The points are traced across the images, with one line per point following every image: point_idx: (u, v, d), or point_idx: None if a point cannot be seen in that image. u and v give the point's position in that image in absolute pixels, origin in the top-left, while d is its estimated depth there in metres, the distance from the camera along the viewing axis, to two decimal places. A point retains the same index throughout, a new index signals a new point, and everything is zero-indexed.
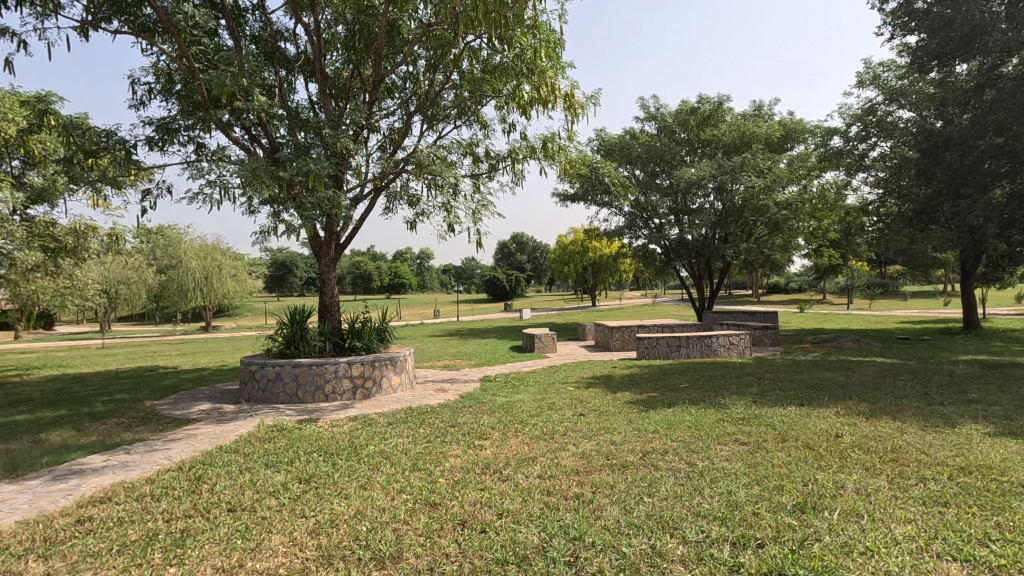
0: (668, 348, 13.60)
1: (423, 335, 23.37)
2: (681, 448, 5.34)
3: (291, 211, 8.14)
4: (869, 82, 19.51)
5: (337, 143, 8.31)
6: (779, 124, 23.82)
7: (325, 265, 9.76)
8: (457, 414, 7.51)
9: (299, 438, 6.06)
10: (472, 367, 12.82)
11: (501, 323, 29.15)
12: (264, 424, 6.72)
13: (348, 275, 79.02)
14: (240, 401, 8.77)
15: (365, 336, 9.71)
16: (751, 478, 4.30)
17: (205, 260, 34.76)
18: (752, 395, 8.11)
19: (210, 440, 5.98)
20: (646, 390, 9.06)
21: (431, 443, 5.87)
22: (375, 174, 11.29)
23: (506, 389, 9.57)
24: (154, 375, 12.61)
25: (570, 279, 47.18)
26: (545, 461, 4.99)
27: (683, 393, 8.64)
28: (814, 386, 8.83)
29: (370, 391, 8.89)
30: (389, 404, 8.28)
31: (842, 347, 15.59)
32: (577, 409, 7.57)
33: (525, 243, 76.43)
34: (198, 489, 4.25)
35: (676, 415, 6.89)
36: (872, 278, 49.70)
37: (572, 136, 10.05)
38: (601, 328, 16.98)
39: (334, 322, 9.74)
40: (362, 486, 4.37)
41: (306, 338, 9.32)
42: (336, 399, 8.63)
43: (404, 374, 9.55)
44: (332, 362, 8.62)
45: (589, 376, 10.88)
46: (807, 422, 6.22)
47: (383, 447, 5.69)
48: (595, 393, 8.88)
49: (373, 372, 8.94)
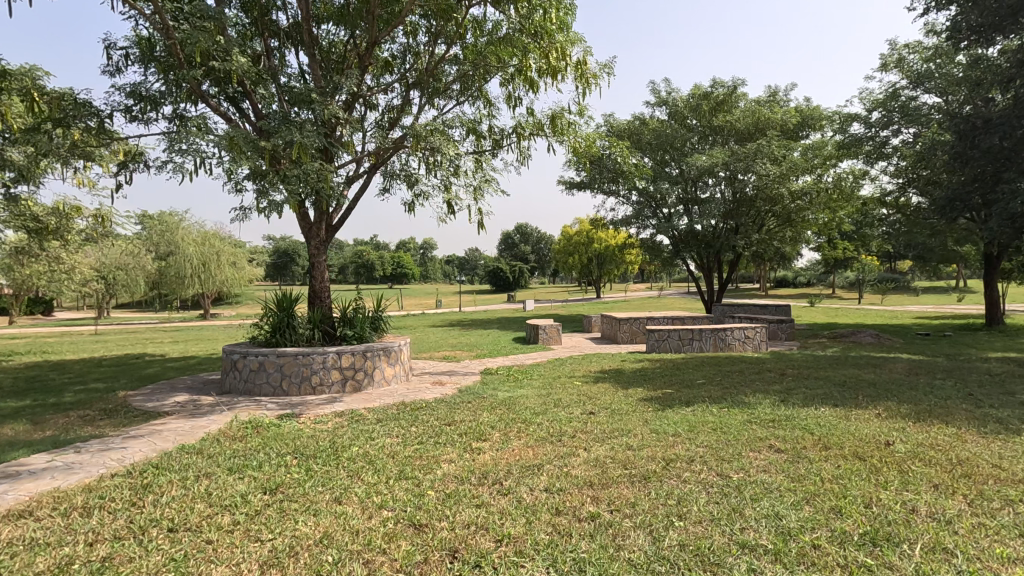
0: (679, 341, 12.90)
1: (423, 325, 22.70)
2: (709, 455, 4.64)
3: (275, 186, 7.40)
4: (892, 65, 18.63)
5: (326, 110, 7.55)
6: (795, 110, 22.92)
7: (315, 247, 9.08)
8: (453, 411, 6.83)
9: (274, 437, 5.38)
10: (472, 359, 12.14)
11: (504, 314, 28.44)
12: (239, 419, 6.05)
13: (351, 264, 78.37)
14: (221, 392, 8.10)
15: (356, 325, 9.01)
16: (799, 497, 3.61)
17: (203, 247, 34.06)
18: (778, 394, 7.39)
19: (174, 438, 5.31)
20: (659, 386, 8.37)
21: (423, 445, 5.19)
22: (371, 151, 10.59)
23: (509, 383, 8.89)
24: (139, 363, 11.98)
25: (575, 270, 46.46)
26: (552, 469, 4.30)
27: (701, 390, 7.94)
28: (844, 385, 8.11)
29: (361, 384, 8.21)
30: (381, 398, 7.61)
31: (862, 343, 14.86)
32: (586, 407, 6.90)
33: (529, 234, 75.53)
34: (140, 501, 3.58)
35: (697, 416, 6.20)
36: (883, 273, 48.67)
37: (583, 110, 9.30)
38: (608, 320, 16.29)
39: (324, 309, 9.05)
40: (335, 499, 3.69)
41: (294, 327, 8.64)
42: (323, 391, 7.96)
43: (399, 366, 8.88)
44: (320, 352, 7.93)
45: (597, 370, 10.18)
46: (848, 426, 5.50)
47: (368, 449, 5.02)
48: (605, 388, 8.20)
49: (365, 363, 8.26)
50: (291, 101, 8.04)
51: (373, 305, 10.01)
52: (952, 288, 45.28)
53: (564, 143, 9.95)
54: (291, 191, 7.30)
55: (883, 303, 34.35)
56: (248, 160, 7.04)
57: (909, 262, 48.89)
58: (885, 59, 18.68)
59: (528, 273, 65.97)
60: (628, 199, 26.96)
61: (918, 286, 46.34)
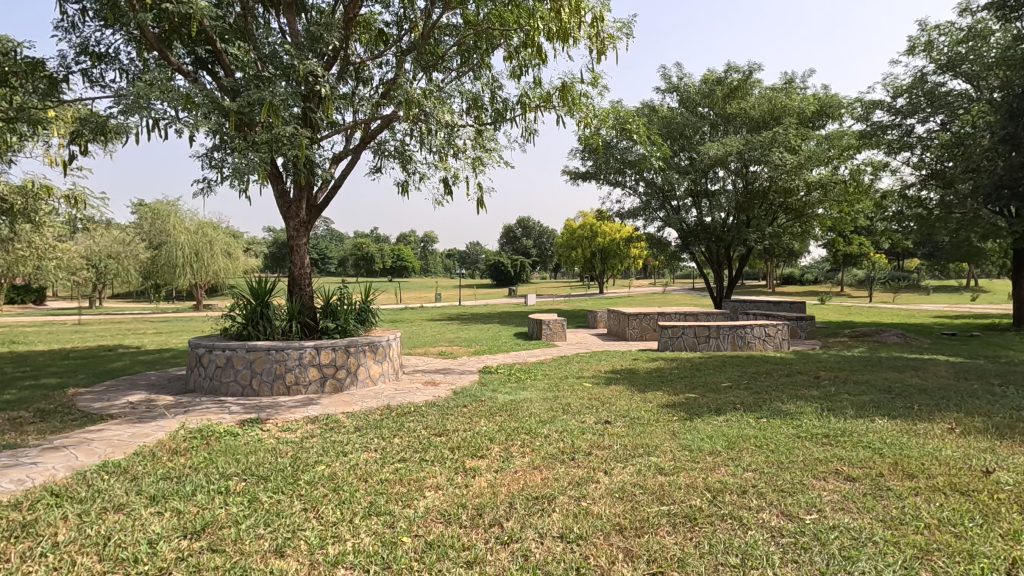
0: (694, 339, 11.94)
1: (420, 319, 21.72)
2: (763, 485, 3.69)
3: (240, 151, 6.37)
4: (920, 49, 17.57)
5: (300, 65, 6.51)
6: (813, 97, 21.82)
7: (294, 230, 8.10)
8: (446, 417, 5.87)
9: (227, 450, 4.43)
10: (471, 355, 11.17)
11: (504, 308, 27.44)
12: (190, 425, 5.10)
13: (349, 256, 76.99)
14: (184, 390, 7.15)
15: (340, 315, 8.08)
16: (908, 558, 2.65)
17: (195, 235, 32.93)
18: (820, 402, 6.42)
19: (103, 450, 4.35)
20: (680, 389, 7.39)
21: (405, 464, 4.23)
22: (360, 126, 9.64)
23: (510, 384, 7.93)
24: (107, 356, 10.99)
25: (578, 265, 45.45)
26: (567, 504, 3.35)
27: (728, 395, 6.97)
28: (890, 391, 7.15)
29: (343, 383, 7.25)
30: (364, 400, 6.65)
31: (888, 343, 13.89)
32: (601, 414, 5.94)
33: (530, 227, 74.23)
34: (12, 554, 2.65)
35: (733, 429, 5.22)
36: (893, 271, 47.52)
37: (597, 78, 8.30)
38: (616, 316, 15.34)
39: (303, 298, 8.08)
40: (279, 550, 2.75)
41: (270, 317, 7.69)
42: (300, 391, 6.99)
43: (387, 364, 7.92)
44: (296, 346, 6.97)
45: (607, 369, 9.22)
46: (925, 445, 4.53)
47: (336, 468, 4.06)
48: (619, 391, 7.24)
49: (347, 360, 7.30)
50: (263, 59, 7.02)
51: (361, 296, 9.06)
52: (964, 287, 44.13)
53: (574, 117, 8.96)
54: (258, 160, 6.28)
55: (896, 301, 33.35)
56: (207, 121, 6.03)
57: (919, 260, 47.78)
58: (913, 42, 17.60)
59: (529, 267, 64.74)
60: (635, 190, 25.92)
61: (929, 285, 45.23)
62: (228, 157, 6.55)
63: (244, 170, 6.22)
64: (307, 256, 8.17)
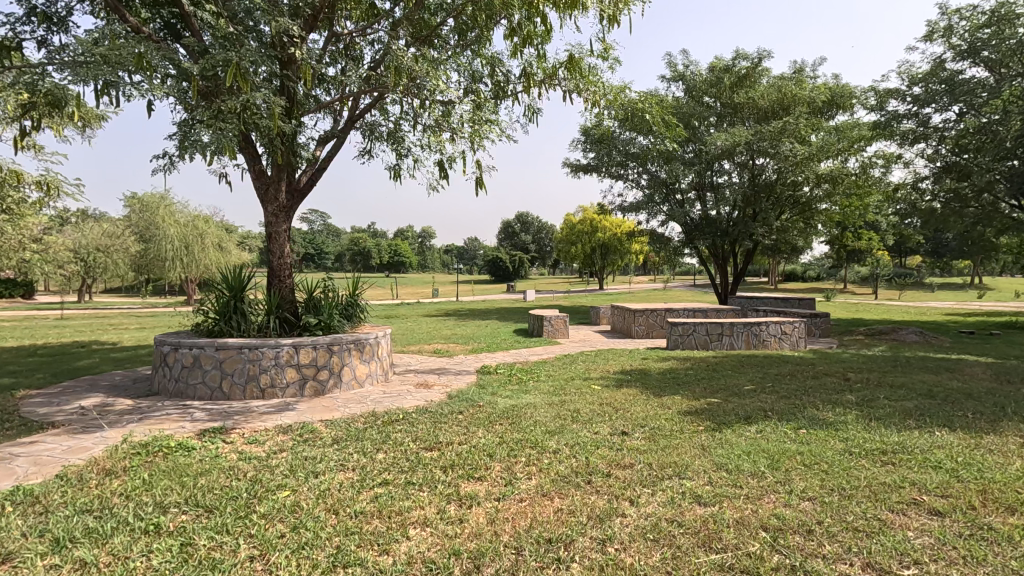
0: (707, 336, 11.21)
1: (416, 314, 20.94)
2: (830, 521, 2.99)
3: (202, 120, 5.55)
4: (938, 35, 16.86)
5: (273, 21, 5.69)
6: (824, 87, 21.05)
7: (273, 215, 7.33)
8: (440, 425, 5.15)
9: (174, 470, 3.69)
10: (468, 354, 10.43)
11: (503, 304, 26.66)
12: (138, 437, 4.36)
13: (345, 252, 75.95)
14: (148, 393, 6.40)
15: (324, 309, 7.34)
16: None
17: (185, 228, 31.69)
18: (861, 410, 5.70)
19: (23, 471, 3.61)
20: (699, 394, 6.66)
21: (387, 490, 3.51)
22: (349, 105, 8.85)
23: (511, 386, 7.19)
24: (77, 353, 10.21)
25: (577, 260, 44.71)
26: (590, 555, 2.64)
27: (755, 401, 6.25)
28: (934, 396, 6.44)
29: (325, 386, 6.51)
30: (347, 405, 5.91)
31: (907, 341, 13.19)
32: (615, 424, 5.23)
33: (529, 223, 73.37)
34: None
35: (772, 444, 4.50)
36: (897, 267, 46.93)
37: (609, 49, 7.55)
38: (621, 312, 14.61)
39: (283, 291, 7.34)
40: None
41: (245, 310, 6.95)
42: (275, 395, 6.24)
43: (375, 363, 7.18)
44: (271, 345, 6.21)
45: (616, 370, 8.48)
46: (1006, 466, 3.82)
47: (303, 496, 3.33)
48: (633, 396, 6.51)
49: (331, 360, 6.56)
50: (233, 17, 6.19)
51: (349, 290, 8.31)
52: (969, 284, 43.57)
53: (582, 93, 8.25)
54: (223, 130, 5.48)
55: (903, 299, 32.75)
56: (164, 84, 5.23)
57: (923, 257, 47.25)
58: (932, 27, 16.86)
59: (527, 263, 63.88)
60: (637, 183, 25.17)
61: (933, 281, 44.66)
62: (190, 128, 5.75)
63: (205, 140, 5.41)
64: (287, 245, 7.42)
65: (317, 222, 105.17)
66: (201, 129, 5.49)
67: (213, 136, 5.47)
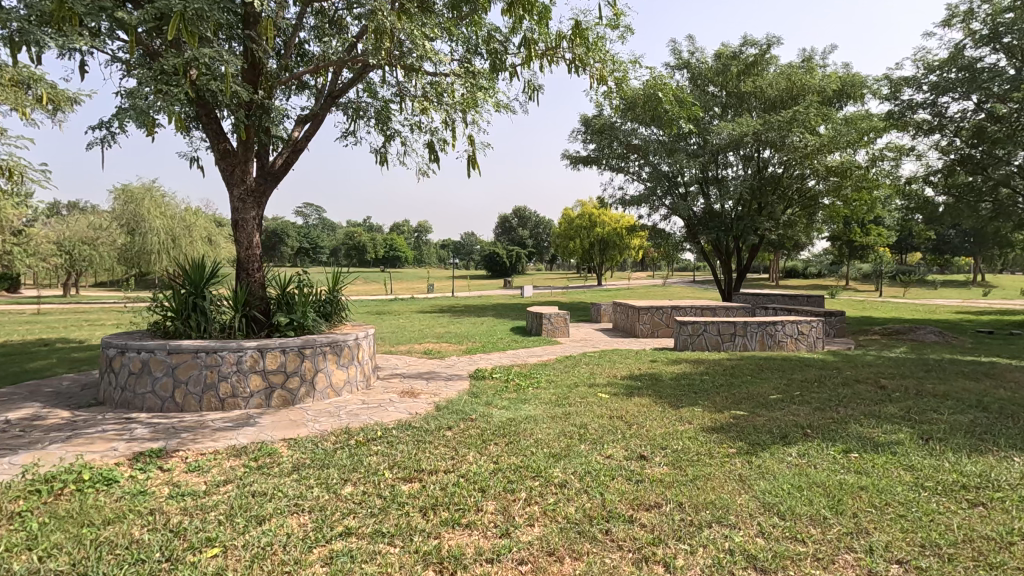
0: (718, 337, 10.44)
1: (409, 311, 20.11)
2: None
3: (141, 83, 4.71)
4: (958, 21, 16.10)
5: None
6: (834, 76, 20.24)
7: (239, 200, 6.45)
8: (423, 447, 4.36)
9: (75, 516, 2.91)
10: (461, 355, 9.63)
11: (500, 301, 25.89)
12: (50, 466, 3.57)
13: (340, 246, 74.97)
14: (90, 404, 5.56)
15: (297, 307, 6.48)
16: None
17: (173, 221, 30.51)
18: (912, 427, 4.95)
19: None
20: (721, 404, 5.87)
21: (346, 547, 2.74)
22: (331, 81, 8.01)
23: (508, 394, 6.38)
24: (33, 354, 9.32)
25: (575, 255, 43.88)
26: None
27: (787, 414, 5.48)
28: (987, 408, 5.67)
29: (296, 395, 5.69)
30: (319, 419, 5.11)
31: (928, 341, 12.47)
32: (631, 445, 4.45)
33: (527, 217, 72.57)
34: None
35: (825, 475, 3.71)
36: (899, 264, 46.35)
37: (620, 17, 6.76)
38: (625, 309, 13.82)
39: (252, 286, 6.51)
40: None
41: (206, 307, 6.06)
42: (237, 407, 5.42)
43: (355, 369, 6.37)
44: (232, 348, 5.39)
45: (624, 375, 7.69)
46: None
47: (234, 562, 2.55)
48: (647, 407, 5.73)
49: (302, 366, 5.74)
50: None
51: (328, 286, 7.47)
52: (972, 281, 43.08)
53: (588, 66, 7.42)
54: (169, 94, 4.70)
55: (907, 296, 32.14)
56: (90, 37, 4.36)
57: (924, 254, 46.78)
58: (951, 13, 16.10)
59: (525, 258, 62.97)
60: (638, 176, 24.37)
61: (936, 279, 44.16)
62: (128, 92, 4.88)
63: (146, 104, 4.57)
64: (256, 233, 6.57)
65: (312, 216, 104.09)
66: (142, 92, 4.69)
67: (155, 101, 4.68)
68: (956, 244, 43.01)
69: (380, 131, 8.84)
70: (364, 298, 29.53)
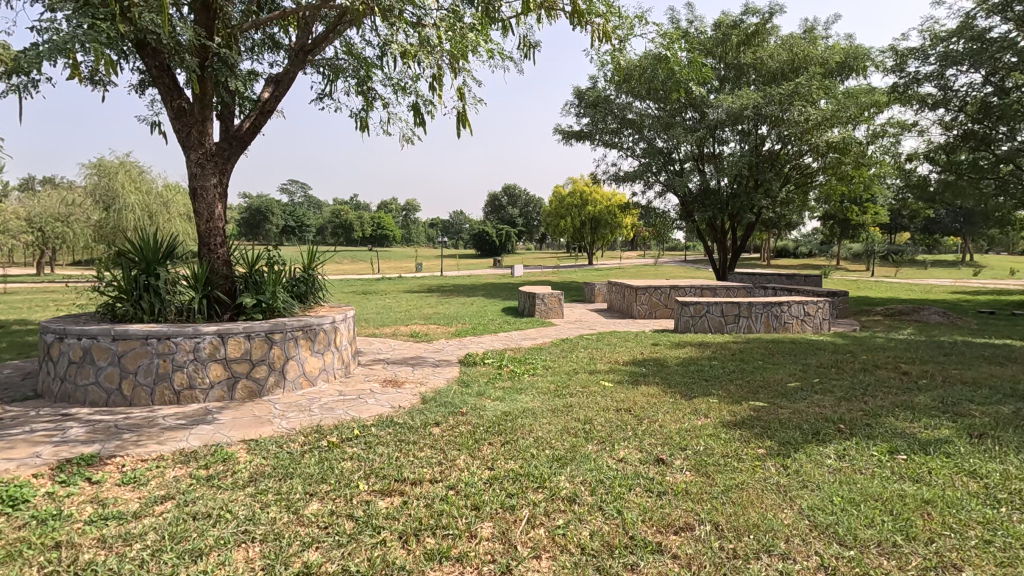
0: (721, 318, 9.92)
1: (396, 291, 19.37)
2: None
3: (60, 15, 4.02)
4: None
5: None
6: (837, 48, 19.53)
7: (197, 164, 5.67)
8: (406, 451, 3.75)
9: None
10: (450, 338, 9.00)
11: (490, 281, 25.21)
12: None
13: (327, 225, 73.50)
14: (29, 397, 4.89)
15: (265, 285, 5.78)
16: None
17: (149, 197, 28.92)
18: (954, 421, 4.44)
19: None
20: (738, 395, 5.33)
21: None
22: (303, 33, 7.20)
23: (502, 383, 5.80)
24: None
25: (566, 235, 43.14)
26: None
27: (812, 406, 4.96)
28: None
29: (263, 385, 5.06)
30: (288, 415, 4.48)
31: (933, 323, 12.06)
32: (645, 446, 3.88)
33: (517, 196, 71.40)
34: None
35: (877, 484, 3.17)
36: (889, 244, 46.29)
37: None
38: (621, 289, 13.26)
39: (214, 264, 5.79)
40: None
41: (159, 287, 5.32)
42: (195, 400, 4.77)
43: (331, 355, 5.73)
44: (189, 334, 4.72)
45: (627, 360, 7.13)
46: None
47: None
48: (656, 399, 5.17)
49: (270, 353, 5.09)
50: None
51: (301, 265, 6.76)
52: (961, 262, 43.15)
53: (590, 20, 6.69)
54: (94, 29, 4.01)
55: (900, 277, 31.96)
56: None
57: (914, 235, 46.76)
58: None
59: (515, 238, 62.18)
60: (633, 152, 23.63)
61: (925, 259, 44.17)
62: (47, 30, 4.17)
63: (66, 40, 3.89)
64: (218, 204, 5.81)
65: (297, 194, 101.89)
66: (62, 27, 4.00)
67: (78, 37, 3.99)
68: (947, 224, 42.94)
69: (359, 92, 8.05)
70: (350, 277, 28.69)
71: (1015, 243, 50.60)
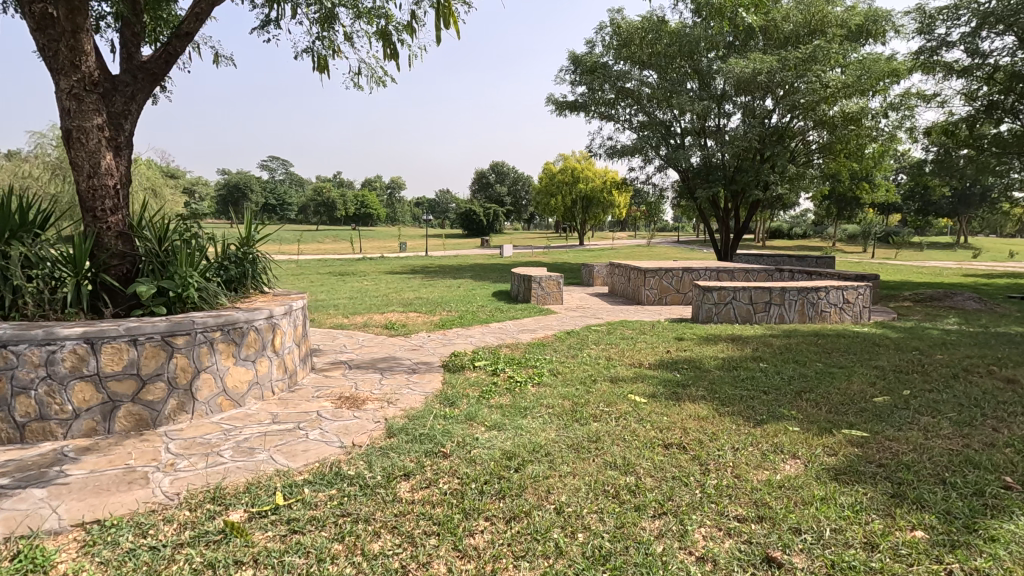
0: (749, 305, 8.56)
1: (376, 272, 17.63)
2: None
3: None
4: None
5: None
6: (857, 9, 18.00)
7: (71, 96, 4.03)
8: (346, 544, 2.29)
9: None
10: (432, 330, 7.48)
11: (478, 261, 23.57)
12: None
13: (308, 203, 70.57)
14: None
15: (174, 267, 4.21)
16: None
17: None
18: None
19: None
20: (819, 418, 3.93)
21: None
22: None
23: (500, 398, 4.35)
24: None
25: (557, 213, 41.63)
26: None
27: (932, 438, 3.57)
28: None
29: (160, 412, 3.55)
30: (182, 461, 2.99)
31: (972, 311, 10.81)
32: (733, 524, 2.47)
33: (505, 173, 69.04)
34: None
35: None
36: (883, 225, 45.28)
37: None
38: (625, 272, 11.81)
39: (102, 236, 4.20)
40: None
41: (11, 271, 3.73)
42: (50, 436, 3.25)
43: (268, 362, 4.22)
44: (35, 341, 3.16)
45: (653, 360, 5.71)
46: None
47: None
48: (712, 426, 3.74)
49: (170, 364, 3.55)
50: None
51: (236, 240, 5.18)
52: (956, 244, 42.20)
53: None
54: None
55: (900, 259, 30.96)
56: None
57: (907, 217, 45.79)
58: None
59: (503, 216, 60.04)
60: (630, 124, 22.04)
61: (920, 241, 43.18)
62: None
63: None
64: (106, 153, 4.20)
65: (276, 171, 98.31)
66: None
67: None
68: (941, 206, 41.96)
69: (318, 20, 6.43)
70: (328, 256, 26.68)
71: (1007, 227, 50.09)
